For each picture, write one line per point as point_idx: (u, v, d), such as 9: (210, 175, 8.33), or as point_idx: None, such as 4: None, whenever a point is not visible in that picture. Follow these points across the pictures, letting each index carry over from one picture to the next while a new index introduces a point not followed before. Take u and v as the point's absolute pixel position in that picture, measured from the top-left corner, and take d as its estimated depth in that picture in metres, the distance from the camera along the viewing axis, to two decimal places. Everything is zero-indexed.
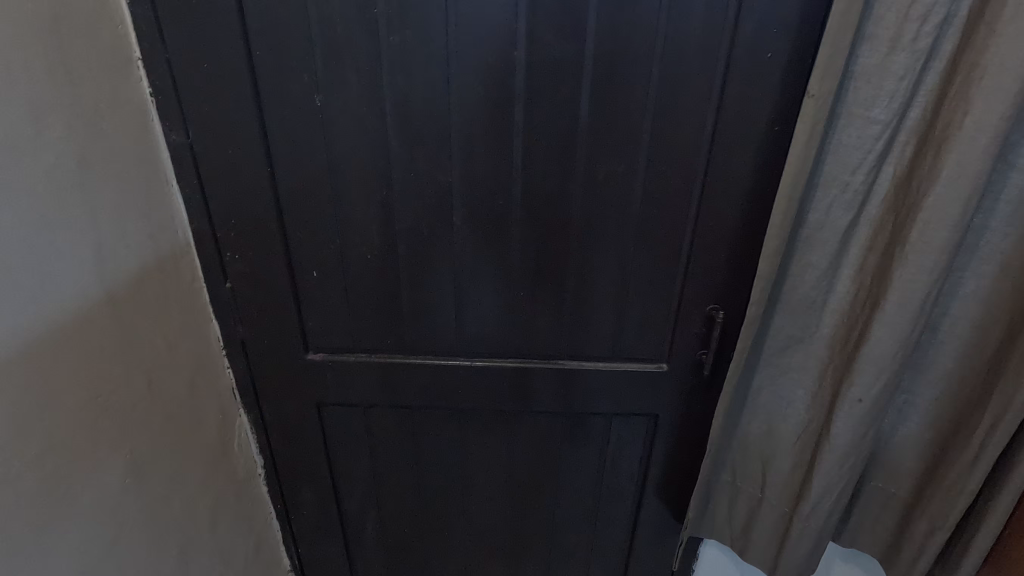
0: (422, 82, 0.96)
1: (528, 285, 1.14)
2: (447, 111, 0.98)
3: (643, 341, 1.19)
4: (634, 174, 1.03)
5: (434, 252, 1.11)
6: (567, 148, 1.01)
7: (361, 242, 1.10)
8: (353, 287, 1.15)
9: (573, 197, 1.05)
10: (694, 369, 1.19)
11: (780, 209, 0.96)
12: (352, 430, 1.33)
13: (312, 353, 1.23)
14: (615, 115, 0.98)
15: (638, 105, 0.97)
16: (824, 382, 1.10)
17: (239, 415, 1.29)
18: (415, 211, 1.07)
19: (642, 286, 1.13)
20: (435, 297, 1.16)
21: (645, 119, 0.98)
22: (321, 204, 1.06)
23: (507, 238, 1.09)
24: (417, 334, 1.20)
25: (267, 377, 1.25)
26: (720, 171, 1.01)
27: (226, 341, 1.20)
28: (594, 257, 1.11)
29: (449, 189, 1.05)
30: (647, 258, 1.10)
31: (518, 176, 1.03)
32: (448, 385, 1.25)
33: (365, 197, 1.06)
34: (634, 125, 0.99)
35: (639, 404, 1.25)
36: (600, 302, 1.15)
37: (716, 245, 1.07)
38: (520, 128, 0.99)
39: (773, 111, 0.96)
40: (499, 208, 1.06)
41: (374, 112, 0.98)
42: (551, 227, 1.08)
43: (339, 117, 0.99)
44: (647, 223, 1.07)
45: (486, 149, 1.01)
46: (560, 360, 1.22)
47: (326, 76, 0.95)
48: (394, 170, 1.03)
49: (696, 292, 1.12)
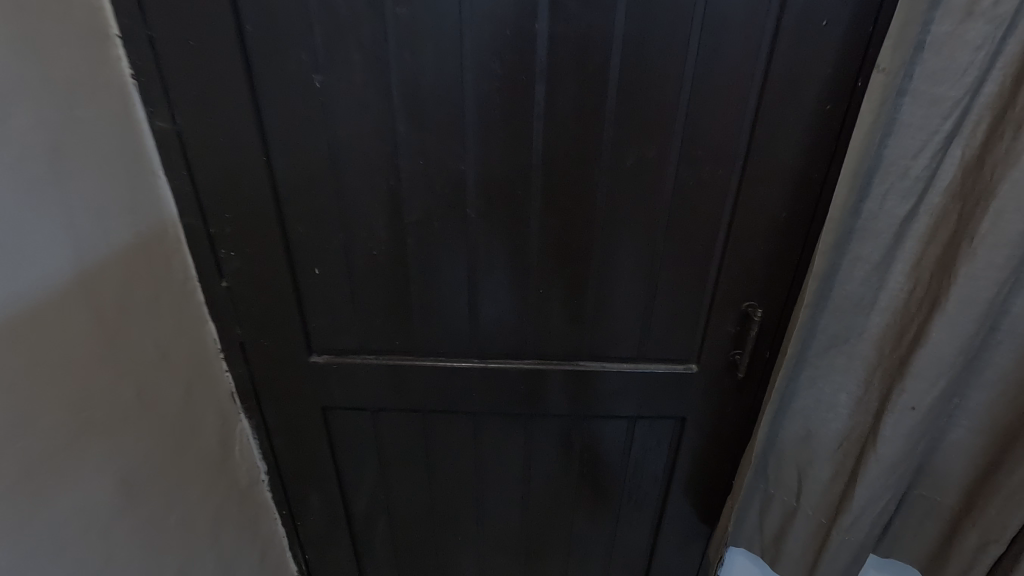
0: (433, 59, 0.86)
1: (548, 282, 1.05)
2: (461, 92, 0.88)
3: (671, 341, 1.10)
4: (666, 161, 0.93)
5: (447, 247, 1.03)
6: (593, 132, 0.91)
7: (368, 237, 1.01)
8: (360, 285, 1.07)
9: (599, 186, 0.96)
10: (725, 368, 1.12)
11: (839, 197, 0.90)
12: (362, 435, 1.26)
13: (316, 356, 1.15)
14: (647, 95, 0.88)
15: (673, 83, 0.87)
16: (871, 386, 1.02)
17: (240, 420, 1.21)
18: (426, 203, 0.98)
19: (671, 282, 1.04)
20: (448, 296, 1.08)
21: (680, 99, 0.88)
22: (323, 196, 0.97)
23: (526, 232, 1.01)
24: (429, 334, 1.12)
25: (270, 381, 1.17)
26: (762, 157, 0.92)
27: (224, 343, 1.12)
28: (621, 252, 1.02)
29: (463, 179, 0.96)
30: (678, 252, 1.01)
31: (538, 164, 0.94)
32: (462, 388, 1.17)
33: (371, 188, 0.97)
34: (668, 106, 0.89)
35: (666, 407, 1.17)
36: (627, 300, 1.07)
37: (755, 238, 0.98)
38: (541, 110, 0.90)
39: (825, 89, 0.86)
40: (517, 199, 0.97)
41: (380, 93, 0.89)
42: (574, 221, 0.99)
43: (342, 100, 0.89)
44: (680, 215, 0.98)
45: (503, 133, 0.92)
46: (582, 362, 1.14)
47: (326, 54, 0.86)
48: (402, 158, 0.94)
49: (731, 289, 1.03)
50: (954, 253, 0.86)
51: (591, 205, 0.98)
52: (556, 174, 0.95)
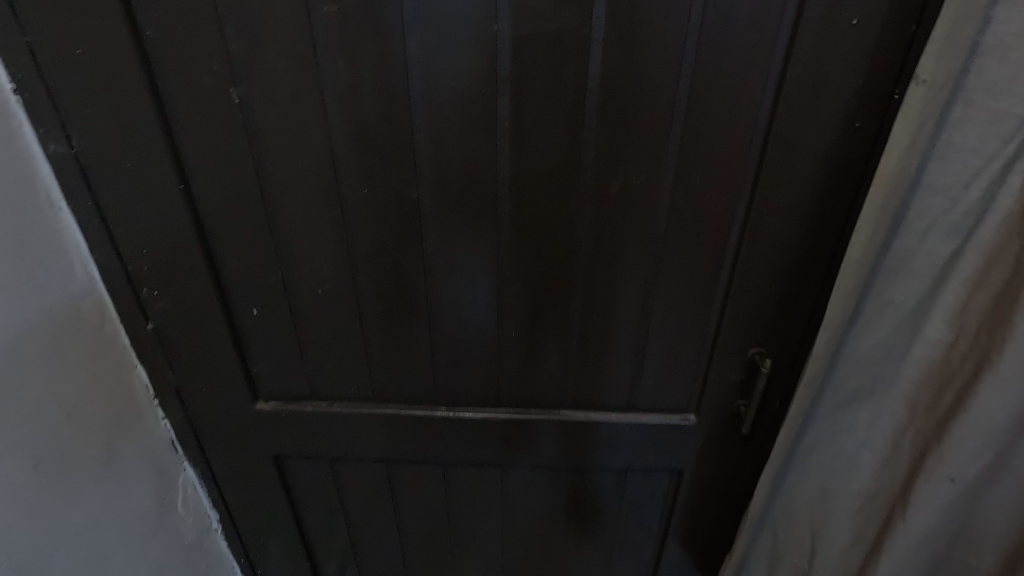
0: (372, 68, 0.71)
1: (522, 324, 0.91)
2: (409, 106, 0.73)
3: (666, 389, 0.95)
4: (658, 187, 0.78)
5: (403, 285, 0.88)
6: (569, 154, 0.76)
7: (311, 274, 0.87)
8: (306, 326, 0.93)
9: (578, 216, 0.81)
10: (729, 421, 0.97)
11: (862, 234, 0.77)
12: (320, 484, 1.13)
13: (262, 403, 1.02)
14: (635, 111, 0.73)
15: (666, 96, 0.72)
16: (900, 450, 0.86)
17: (183, 469, 1.08)
18: (375, 236, 0.83)
19: (666, 325, 0.89)
20: (408, 338, 0.94)
21: (676, 114, 0.73)
22: (255, 228, 0.83)
23: (495, 269, 0.86)
24: (388, 380, 0.98)
25: (213, 428, 1.04)
26: (773, 183, 0.76)
27: (158, 389, 0.99)
28: (606, 291, 0.87)
29: (417, 209, 0.81)
30: (674, 291, 0.86)
31: (505, 191, 0.79)
32: (428, 437, 1.03)
33: (310, 219, 0.82)
34: (660, 123, 0.73)
35: (661, 461, 1.02)
36: (614, 344, 0.92)
37: (763, 277, 0.83)
38: (507, 128, 0.74)
39: (850, 104, 0.71)
40: (483, 231, 0.82)
41: (312, 109, 0.74)
42: (550, 255, 0.84)
43: (268, 118, 0.74)
44: (675, 249, 0.83)
45: (462, 156, 0.77)
46: (564, 411, 0.99)
47: (243, 63, 0.71)
48: (344, 185, 0.79)
49: (736, 335, 0.88)
50: (1014, 300, 0.68)
51: (569, 238, 0.83)
52: (527, 202, 0.80)
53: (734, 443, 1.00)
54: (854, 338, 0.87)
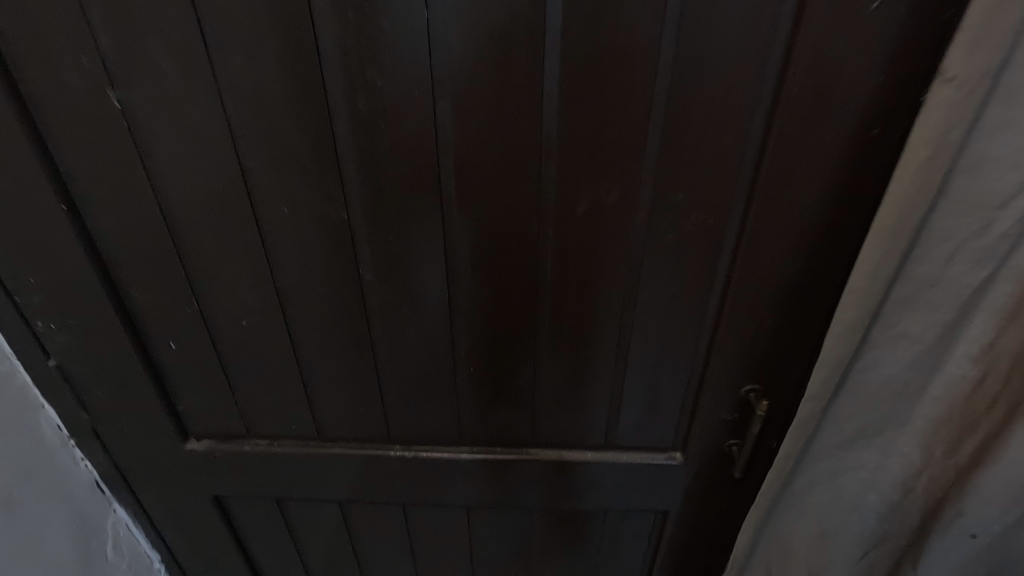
0: (279, 67, 0.58)
1: (480, 358, 0.79)
2: (328, 113, 0.60)
3: (646, 428, 0.84)
4: (633, 207, 0.65)
5: (339, 318, 0.76)
6: (525, 167, 0.63)
7: (233, 304, 0.75)
8: (233, 361, 0.81)
9: (539, 240, 0.69)
10: (718, 462, 0.86)
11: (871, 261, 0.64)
12: (268, 524, 1.02)
13: (194, 442, 0.90)
14: (600, 117, 0.60)
15: (637, 98, 0.59)
16: (912, 497, 0.76)
17: (113, 511, 0.98)
18: (302, 263, 0.71)
19: (645, 360, 0.77)
20: (350, 374, 0.82)
21: (651, 122, 0.60)
22: (160, 254, 0.71)
23: (445, 299, 0.74)
24: (333, 418, 0.87)
25: (141, 468, 0.93)
26: (770, 203, 0.63)
27: (73, 429, 0.87)
28: (575, 323, 0.75)
29: (349, 233, 0.68)
30: (654, 324, 0.74)
31: (452, 211, 0.67)
32: (382, 478, 0.92)
33: (224, 245, 0.70)
34: (632, 132, 0.61)
35: (643, 503, 0.92)
36: (586, 380, 0.80)
37: (758, 310, 0.71)
38: (448, 138, 0.62)
39: (862, 110, 0.58)
40: (428, 257, 0.70)
41: (212, 118, 0.61)
42: (508, 283, 0.72)
43: (160, 128, 0.62)
44: (655, 279, 0.70)
45: (398, 172, 0.64)
46: (532, 451, 0.88)
47: (121, 61, 0.58)
48: (260, 206, 0.67)
49: (725, 372, 0.76)
50: None
51: (529, 265, 0.71)
52: (477, 225, 0.68)
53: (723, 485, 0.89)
54: (858, 372, 0.73)
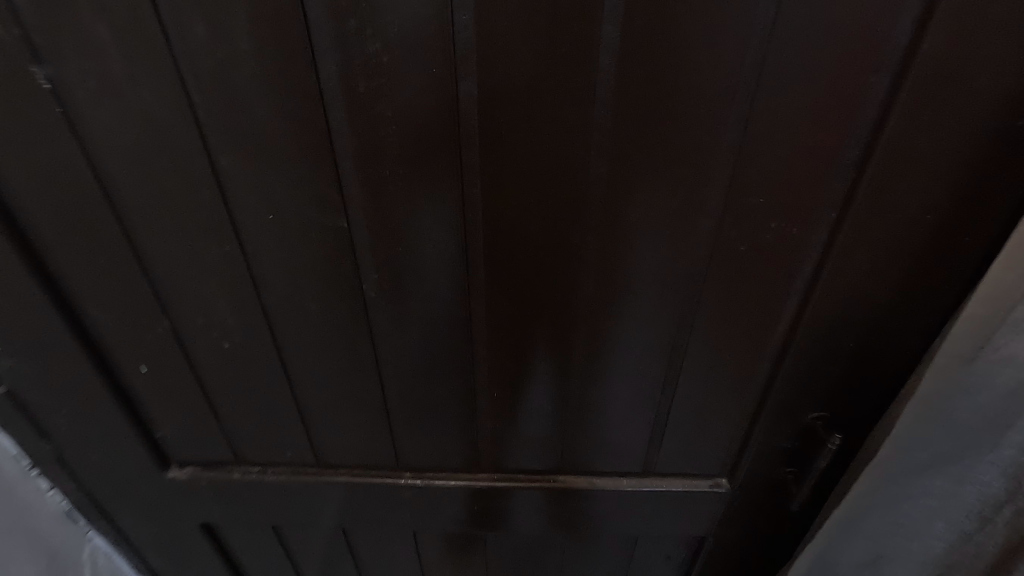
0: (255, 39, 0.45)
1: (503, 379, 0.68)
2: (320, 100, 0.48)
3: (691, 456, 0.74)
4: (697, 214, 0.53)
5: (339, 338, 0.65)
6: (566, 165, 0.51)
7: (211, 323, 0.63)
8: (214, 387, 0.69)
9: (579, 251, 0.57)
10: (773, 494, 0.75)
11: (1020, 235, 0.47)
12: (265, 549, 0.93)
13: (176, 470, 0.80)
14: (667, 103, 0.47)
15: (716, 79, 0.46)
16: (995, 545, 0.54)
17: (89, 538, 0.88)
18: (294, 278, 0.59)
19: (695, 384, 0.67)
20: (352, 398, 0.71)
21: (729, 111, 0.47)
22: (121, 264, 0.59)
23: (464, 317, 0.63)
24: (333, 444, 0.76)
25: (118, 497, 0.83)
26: (872, 209, 0.51)
27: (35, 458, 0.76)
28: (616, 344, 0.64)
29: (350, 243, 0.56)
30: (711, 345, 0.63)
31: (475, 218, 0.55)
32: (389, 504, 0.82)
33: (198, 257, 0.58)
34: (706, 123, 0.48)
35: (680, 530, 0.83)
36: (625, 405, 0.70)
37: (839, 333, 0.60)
38: (472, 131, 0.49)
39: (1011, 95, 0.45)
40: (446, 271, 0.59)
41: (174, 104, 0.48)
42: (540, 299, 0.61)
43: (110, 116, 0.49)
44: (715, 295, 0.59)
45: (409, 172, 0.51)
46: (560, 478, 0.78)
47: (48, 29, 0.45)
48: (239, 210, 0.54)
49: (790, 399, 0.65)
50: None
51: (565, 278, 0.59)
52: (505, 234, 0.56)
53: (774, 518, 0.79)
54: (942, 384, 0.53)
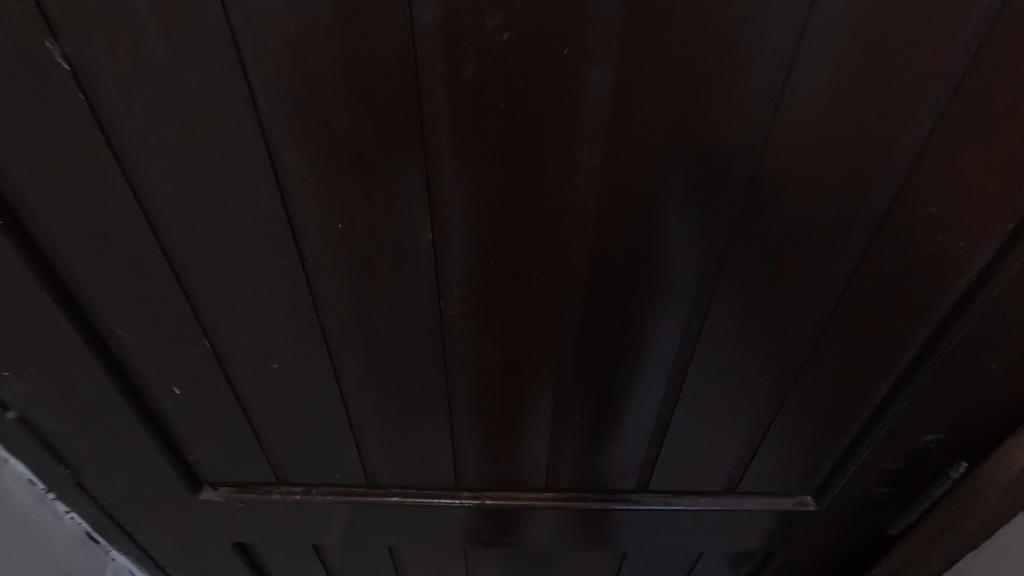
0: (349, 15, 0.36)
1: (583, 401, 0.61)
2: (421, 90, 0.39)
3: (779, 474, 0.68)
4: (843, 223, 0.46)
5: (404, 359, 0.56)
6: (702, 169, 0.43)
7: (257, 344, 0.54)
8: (257, 409, 0.61)
9: (697, 266, 0.49)
10: (867, 516, 0.69)
11: None
12: (300, 564, 0.87)
13: (209, 491, 0.72)
14: (839, 98, 0.40)
15: (901, 72, 0.39)
16: None
17: (111, 559, 0.81)
18: (361, 293, 0.51)
19: (801, 404, 0.60)
20: (413, 422, 0.63)
21: (907, 106, 0.40)
22: (154, 277, 0.50)
23: (553, 337, 0.55)
24: (386, 466, 0.69)
25: (143, 518, 0.75)
26: None
27: (50, 483, 0.68)
28: (719, 363, 0.57)
29: (431, 254, 0.48)
30: (827, 364, 0.56)
31: (582, 228, 0.47)
32: (442, 523, 0.76)
33: (249, 269, 0.49)
34: (877, 122, 0.41)
35: (753, 546, 0.78)
36: (717, 426, 0.63)
37: (983, 355, 0.53)
38: (597, 127, 0.41)
39: None
40: (538, 286, 0.51)
41: (237, 92, 0.39)
42: (643, 317, 0.53)
43: (152, 105, 0.40)
44: (843, 313, 0.52)
45: (513, 175, 0.43)
46: (631, 497, 0.72)
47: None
48: (304, 217, 0.46)
49: (904, 421, 0.59)
50: None
51: (675, 295, 0.51)
52: (615, 245, 0.48)
53: (863, 542, 0.73)
54: None
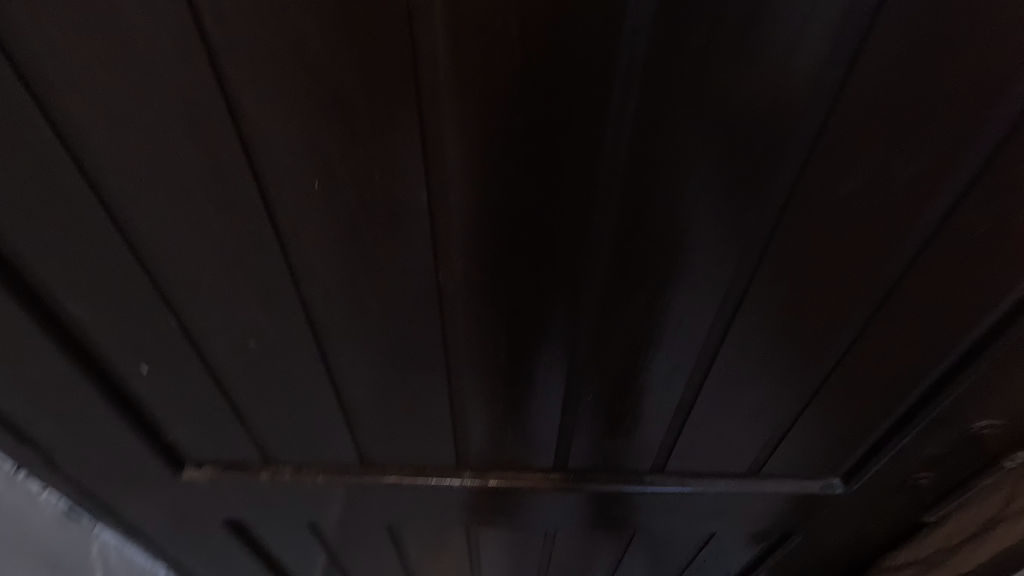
0: None
1: (597, 382, 0.55)
2: (411, 14, 0.31)
3: (808, 458, 0.63)
4: (917, 184, 0.39)
5: (400, 338, 0.50)
6: (758, 119, 0.36)
7: (231, 320, 0.48)
8: (237, 390, 0.55)
9: (741, 234, 0.42)
10: (897, 500, 0.65)
11: None
12: (294, 537, 0.83)
13: (192, 470, 0.67)
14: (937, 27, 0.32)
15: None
16: None
17: (98, 539, 0.75)
18: (347, 265, 0.44)
19: (842, 389, 0.54)
20: (410, 403, 0.57)
21: (1019, 39, 0.33)
22: (103, 244, 0.42)
23: (568, 315, 0.48)
24: (382, 447, 0.64)
25: (126, 498, 0.70)
26: None
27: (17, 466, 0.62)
28: (755, 344, 0.51)
29: (430, 220, 0.41)
30: (877, 346, 0.50)
31: (610, 188, 0.39)
32: (441, 503, 0.72)
33: (215, 236, 0.42)
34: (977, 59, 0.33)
35: (770, 527, 0.74)
36: (746, 410, 0.57)
37: None
38: (632, 68, 0.33)
39: None
40: (555, 258, 0.43)
41: (180, 17, 0.31)
42: (674, 292, 0.47)
43: (75, 32, 0.32)
44: (902, 287, 0.45)
45: (528, 126, 0.36)
46: (645, 478, 0.68)
47: None
48: (274, 175, 0.39)
49: (957, 405, 0.53)
50: None
51: (713, 267, 0.45)
52: (648, 210, 0.41)
53: (888, 524, 0.69)
54: None
